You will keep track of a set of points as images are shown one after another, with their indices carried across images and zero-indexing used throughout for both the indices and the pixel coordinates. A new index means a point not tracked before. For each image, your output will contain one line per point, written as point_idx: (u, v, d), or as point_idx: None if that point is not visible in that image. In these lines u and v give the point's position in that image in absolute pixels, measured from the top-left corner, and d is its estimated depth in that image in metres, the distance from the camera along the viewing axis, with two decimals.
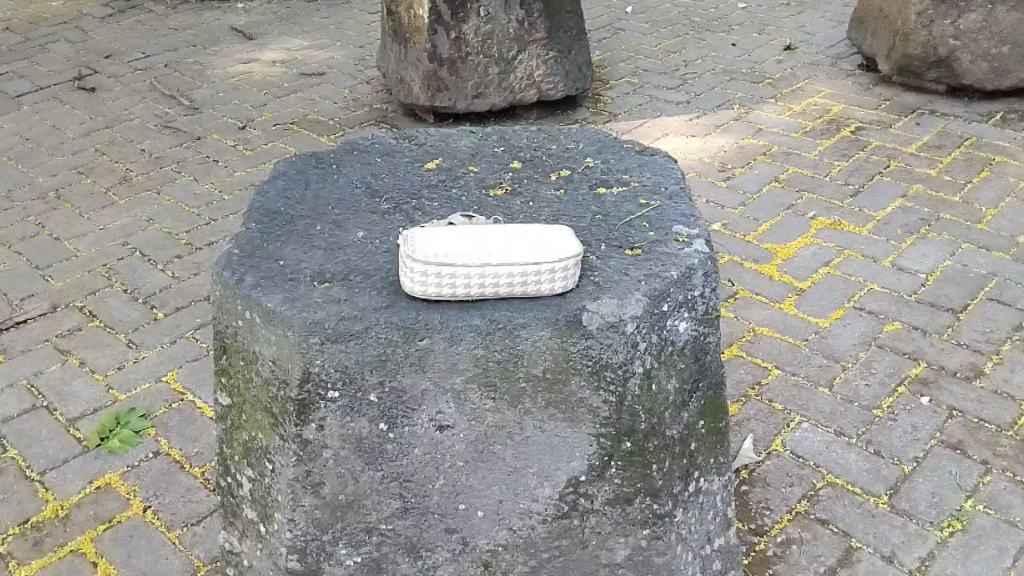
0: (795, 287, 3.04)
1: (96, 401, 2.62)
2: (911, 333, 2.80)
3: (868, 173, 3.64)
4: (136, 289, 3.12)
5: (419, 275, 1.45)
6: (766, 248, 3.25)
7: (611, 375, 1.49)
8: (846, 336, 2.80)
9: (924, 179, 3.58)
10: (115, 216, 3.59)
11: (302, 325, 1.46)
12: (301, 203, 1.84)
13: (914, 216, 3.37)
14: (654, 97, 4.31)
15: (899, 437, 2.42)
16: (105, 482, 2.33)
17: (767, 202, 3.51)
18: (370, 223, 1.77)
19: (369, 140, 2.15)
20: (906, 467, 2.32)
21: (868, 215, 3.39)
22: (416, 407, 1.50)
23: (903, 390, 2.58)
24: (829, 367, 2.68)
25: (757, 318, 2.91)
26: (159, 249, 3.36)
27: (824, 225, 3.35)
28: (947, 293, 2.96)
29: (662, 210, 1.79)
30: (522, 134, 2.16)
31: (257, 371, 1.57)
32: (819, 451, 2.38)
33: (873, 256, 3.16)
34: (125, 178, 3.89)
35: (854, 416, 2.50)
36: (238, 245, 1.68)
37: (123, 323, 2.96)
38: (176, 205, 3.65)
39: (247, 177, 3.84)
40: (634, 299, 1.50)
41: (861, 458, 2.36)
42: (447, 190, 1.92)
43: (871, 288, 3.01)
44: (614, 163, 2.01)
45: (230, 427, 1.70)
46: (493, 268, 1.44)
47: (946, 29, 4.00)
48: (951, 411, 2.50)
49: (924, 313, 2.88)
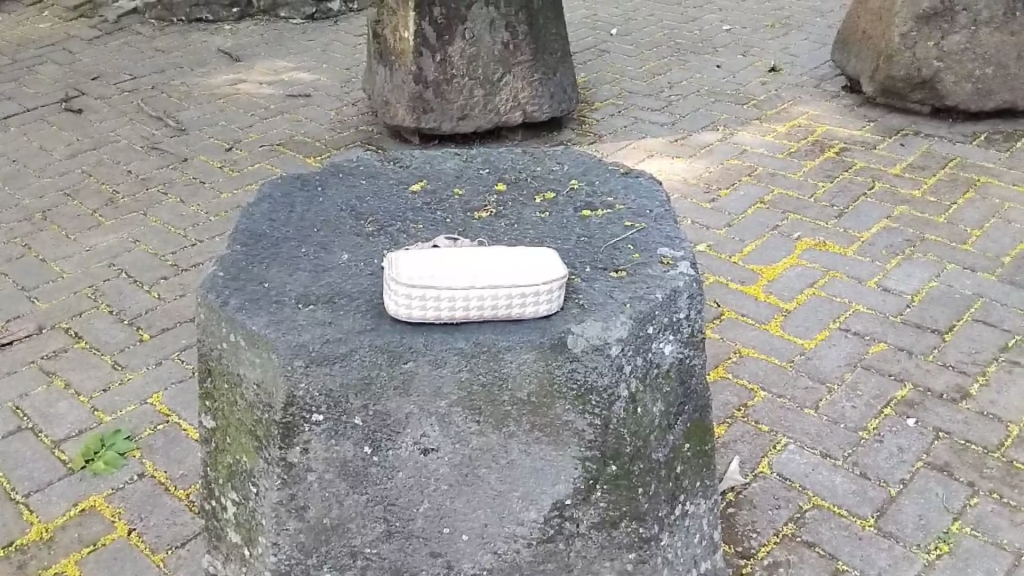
0: (781, 307, 3.06)
1: (81, 422, 2.60)
2: (897, 354, 2.81)
3: (853, 194, 3.67)
4: (122, 311, 3.11)
5: (404, 298, 1.45)
6: (751, 269, 3.26)
7: (596, 399, 1.50)
8: (832, 357, 2.81)
9: (908, 200, 3.60)
10: (101, 238, 3.58)
11: (286, 348, 1.45)
12: (286, 225, 1.84)
13: (899, 237, 3.39)
14: (639, 119, 4.34)
15: (886, 459, 2.42)
16: (89, 505, 2.31)
17: (752, 223, 3.52)
18: (356, 245, 1.77)
19: (354, 161, 2.15)
20: (893, 489, 2.33)
21: (852, 236, 3.41)
22: (401, 430, 1.49)
23: (889, 411, 2.59)
24: (814, 389, 2.69)
25: (743, 339, 2.92)
26: (146, 270, 3.35)
27: (810, 246, 3.37)
28: (932, 314, 2.98)
29: (647, 232, 1.80)
30: (507, 156, 2.17)
31: (242, 394, 1.56)
32: (805, 473, 2.38)
33: (858, 277, 3.18)
34: (112, 200, 3.87)
35: (840, 438, 2.50)
36: (223, 267, 1.68)
37: (109, 344, 2.94)
38: (162, 227, 3.64)
39: (235, 198, 3.84)
40: (618, 322, 1.50)
41: (848, 480, 2.36)
42: (433, 212, 1.92)
43: (857, 309, 3.02)
44: (598, 185, 2.02)
45: (215, 450, 1.69)
46: (478, 292, 1.44)
47: (929, 50, 4.04)
48: (938, 432, 2.51)
49: (909, 334, 2.90)
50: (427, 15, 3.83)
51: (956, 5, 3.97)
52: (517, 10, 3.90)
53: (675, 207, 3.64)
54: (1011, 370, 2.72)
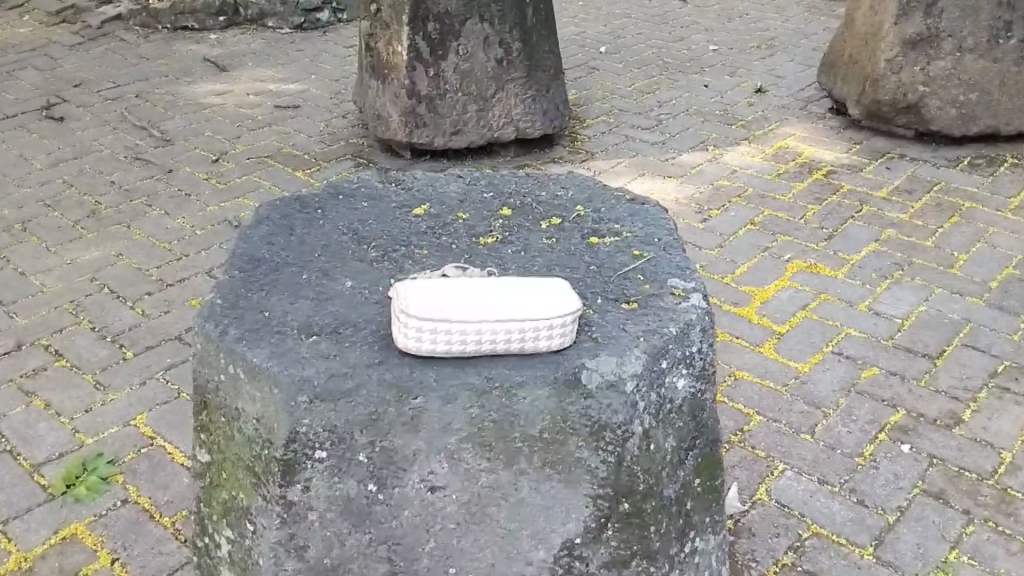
0: (774, 330, 3.03)
1: (62, 444, 2.53)
2: (890, 379, 2.79)
3: (842, 216, 3.66)
4: (105, 327, 3.04)
5: (413, 331, 1.40)
6: (743, 290, 3.24)
7: (610, 436, 1.45)
8: (827, 382, 2.78)
9: (897, 223, 3.60)
10: (83, 251, 3.51)
11: (290, 382, 1.41)
12: (285, 250, 1.79)
13: (888, 260, 3.38)
14: (629, 137, 4.32)
15: (882, 486, 2.40)
16: (70, 532, 2.25)
17: (744, 244, 3.50)
18: (358, 271, 1.72)
19: (353, 182, 2.11)
20: (890, 517, 2.30)
21: (842, 259, 3.40)
22: (407, 467, 1.44)
23: (884, 437, 2.57)
24: (810, 414, 2.66)
25: (737, 361, 2.89)
26: (130, 285, 3.28)
27: (801, 268, 3.35)
28: (925, 339, 2.96)
29: (656, 262, 1.76)
30: (510, 179, 2.13)
31: (240, 428, 1.50)
32: (803, 501, 2.35)
33: (849, 300, 3.16)
34: (94, 212, 3.80)
35: (836, 464, 2.47)
36: (221, 295, 1.62)
37: (90, 362, 2.87)
38: (146, 240, 3.58)
39: (221, 212, 3.78)
40: (633, 357, 1.46)
41: (845, 507, 2.33)
42: (437, 237, 1.88)
43: (849, 333, 3.00)
44: (604, 212, 1.98)
45: (209, 485, 1.64)
46: (490, 324, 1.40)
47: (916, 74, 4.04)
48: (932, 459, 2.48)
49: (902, 359, 2.88)
50: (420, 29, 3.81)
51: (942, 31, 3.98)
52: (511, 28, 3.88)
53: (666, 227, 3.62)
54: (1003, 397, 2.71)
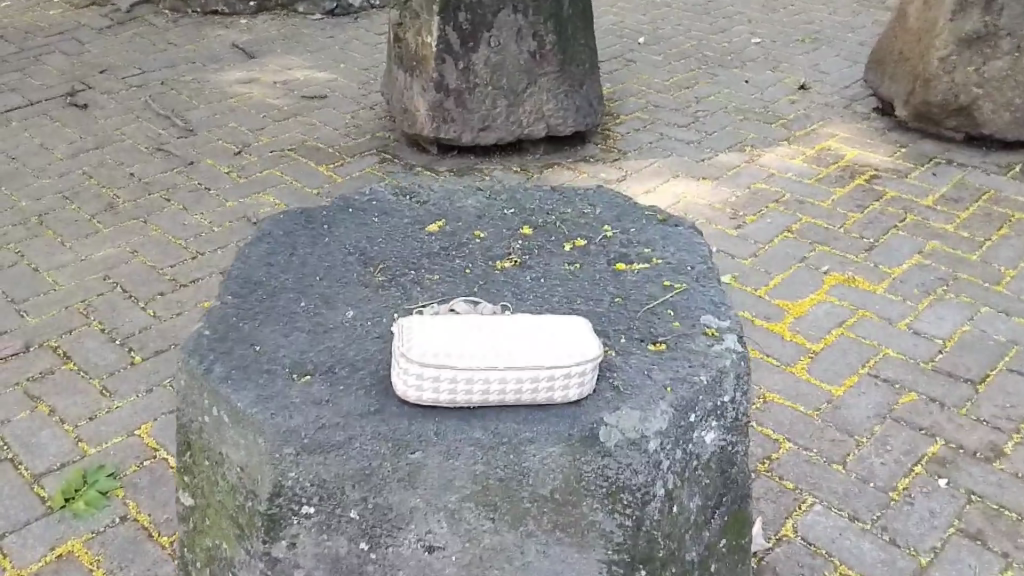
0: (807, 348, 2.86)
1: (63, 455, 2.43)
2: (929, 406, 2.61)
3: (884, 226, 3.47)
4: (114, 329, 2.94)
5: (414, 378, 1.26)
6: (777, 304, 3.07)
7: (629, 498, 1.30)
8: (862, 408, 2.61)
9: (941, 234, 3.41)
10: (98, 247, 3.41)
11: (274, 432, 1.28)
12: (284, 271, 1.66)
13: (931, 275, 3.19)
14: (664, 135, 4.15)
15: (916, 524, 2.24)
16: (66, 549, 2.15)
17: (780, 253, 3.33)
18: (361, 299, 1.59)
19: (364, 193, 1.98)
20: (923, 558, 2.15)
21: (883, 272, 3.21)
22: (403, 525, 1.31)
23: (920, 469, 2.40)
24: (842, 442, 2.49)
25: (767, 382, 2.73)
26: (143, 285, 3.17)
27: (838, 282, 3.17)
28: (969, 362, 2.78)
29: (688, 294, 1.59)
30: (534, 195, 1.98)
31: (223, 474, 1.40)
32: (832, 538, 2.20)
33: (889, 318, 2.98)
34: (112, 205, 3.70)
35: (868, 499, 2.31)
36: (209, 324, 1.50)
37: (98, 366, 2.77)
38: (162, 237, 3.47)
39: (240, 208, 3.67)
40: (658, 412, 1.30)
41: (876, 547, 2.18)
42: (450, 260, 1.73)
43: (887, 353, 2.83)
44: (634, 233, 1.82)
45: (194, 529, 1.53)
46: (500, 372, 1.25)
47: (969, 76, 3.84)
48: (971, 495, 2.32)
49: (944, 383, 2.70)
50: (451, 20, 3.66)
51: (1000, 30, 3.76)
52: (545, 19, 3.73)
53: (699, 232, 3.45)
54: None
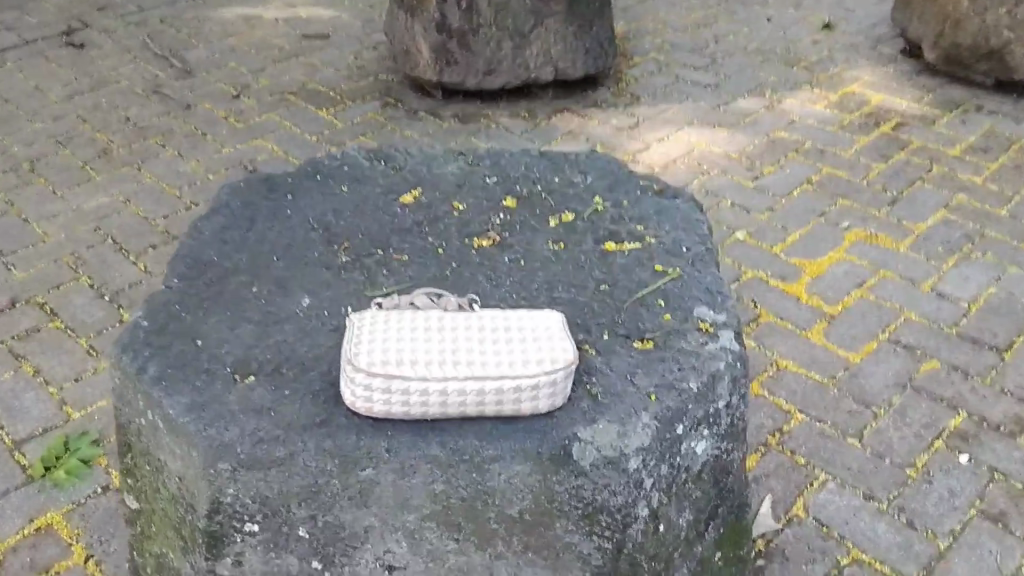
0: (825, 311, 2.65)
1: (46, 420, 2.18)
2: (951, 375, 2.41)
3: (909, 177, 3.26)
4: (104, 285, 2.67)
5: (362, 389, 1.14)
6: (793, 264, 2.86)
7: (607, 520, 1.17)
8: (880, 377, 2.41)
9: (969, 187, 3.20)
10: (88, 196, 3.15)
11: (207, 447, 1.17)
12: (237, 250, 1.53)
13: (957, 231, 2.98)
14: (680, 78, 3.93)
15: (935, 504, 2.07)
16: (46, 522, 1.94)
17: (798, 208, 3.12)
18: (321, 283, 1.46)
19: (336, 157, 1.83)
20: (942, 542, 1.99)
21: (906, 228, 3.00)
22: (358, 544, 1.21)
23: (940, 445, 2.22)
24: (858, 414, 2.30)
25: (781, 349, 2.52)
26: (135, 236, 2.91)
27: (859, 239, 2.96)
28: (995, 327, 2.58)
29: (682, 281, 1.44)
30: (521, 160, 1.82)
31: (165, 482, 1.30)
32: (846, 519, 2.05)
33: (911, 279, 2.77)
34: (104, 151, 3.44)
35: (885, 476, 2.14)
36: (148, 313, 1.39)
37: (85, 324, 2.51)
38: (156, 184, 3.22)
39: (238, 155, 3.40)
40: (639, 426, 1.17)
41: (892, 529, 2.02)
42: (423, 237, 1.58)
43: (909, 318, 2.61)
44: (627, 208, 1.66)
45: (141, 534, 1.44)
46: (458, 384, 1.12)
47: (1001, 18, 3.59)
48: (993, 473, 2.15)
49: (967, 351, 2.49)
50: None
51: None
52: None
53: (713, 183, 3.25)
54: None
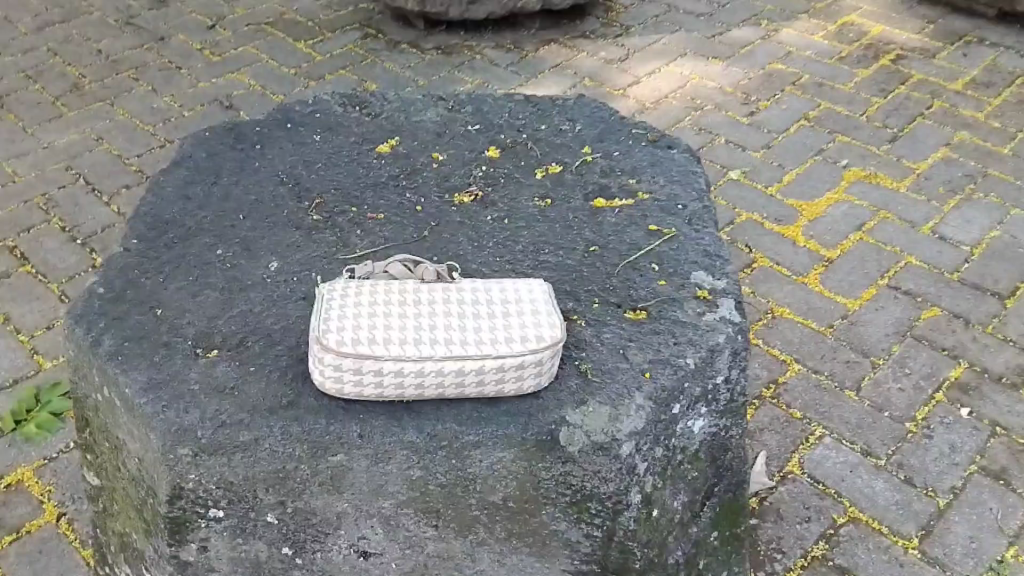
0: (822, 256, 2.53)
1: (16, 369, 2.03)
2: (952, 323, 2.31)
3: (909, 112, 3.12)
4: (76, 228, 2.49)
5: (332, 370, 1.04)
6: (790, 204, 2.72)
7: (596, 508, 1.09)
8: (879, 324, 2.30)
9: (971, 124, 3.07)
10: (58, 133, 2.95)
11: (165, 431, 1.07)
12: (201, 208, 1.42)
13: (958, 170, 2.85)
14: (673, 7, 3.76)
15: (933, 461, 1.96)
16: (15, 479, 1.78)
17: (796, 144, 2.97)
18: (290, 246, 1.35)
19: (307, 103, 1.71)
20: (942, 500, 1.88)
21: (907, 167, 2.87)
22: (330, 531, 1.13)
23: (941, 397, 2.11)
24: (857, 364, 2.19)
25: (776, 296, 2.40)
26: (109, 176, 2.72)
27: (858, 178, 2.82)
28: (998, 273, 2.46)
29: (678, 241, 1.34)
30: (505, 105, 1.70)
31: (124, 462, 1.22)
32: (842, 477, 1.93)
33: (912, 221, 2.64)
34: (76, 85, 3.23)
35: (884, 431, 2.03)
36: (105, 279, 1.28)
37: (57, 270, 2.34)
38: (129, 121, 3.00)
39: (215, 89, 3.19)
40: (632, 408, 1.08)
41: (891, 487, 1.91)
42: (400, 192, 1.48)
43: (909, 263, 2.50)
44: (619, 158, 1.55)
45: (103, 512, 1.37)
46: (436, 365, 1.03)
47: None
48: (994, 428, 2.04)
49: (968, 298, 2.38)
50: None
51: None
52: None
53: (708, 119, 3.09)
54: None
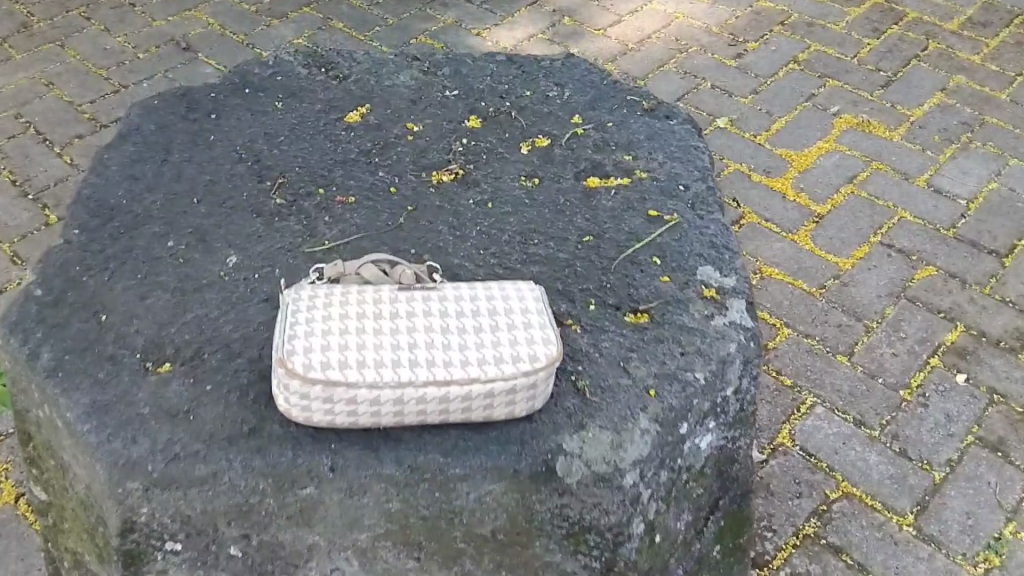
0: (813, 211, 2.28)
1: None
2: (948, 283, 2.09)
3: (903, 54, 2.86)
4: (26, 182, 2.22)
5: (299, 397, 0.92)
6: (779, 154, 2.47)
7: (595, 539, 0.99)
8: (872, 285, 2.08)
9: (968, 67, 2.82)
10: (4, 78, 2.57)
11: (112, 463, 0.95)
12: (150, 190, 1.28)
13: (953, 117, 2.61)
14: None
15: (928, 431, 1.78)
16: None
17: (785, 89, 2.70)
18: (250, 237, 1.21)
19: (268, 64, 1.55)
20: (937, 474, 1.70)
21: (901, 114, 2.62)
22: (299, 564, 1.00)
23: (936, 363, 1.91)
24: (849, 328, 1.98)
25: (765, 254, 2.16)
26: (60, 124, 2.40)
27: (849, 126, 2.57)
28: (996, 229, 2.24)
29: (681, 231, 1.22)
30: (486, 67, 1.56)
31: (72, 486, 1.09)
32: (834, 450, 1.74)
33: (906, 172, 2.41)
34: (24, 24, 2.81)
35: (877, 399, 1.83)
36: (43, 278, 1.14)
37: (6, 228, 2.10)
38: (81, 64, 2.63)
39: (170, 29, 2.79)
40: (637, 435, 0.98)
41: (884, 460, 1.72)
42: (371, 169, 1.33)
43: (903, 217, 2.26)
44: (615, 130, 1.42)
45: (54, 527, 1.24)
46: (417, 391, 0.91)
47: None
48: (993, 396, 1.85)
49: (965, 256, 2.16)
50: None
51: None
52: None
53: (692, 62, 2.80)
54: None
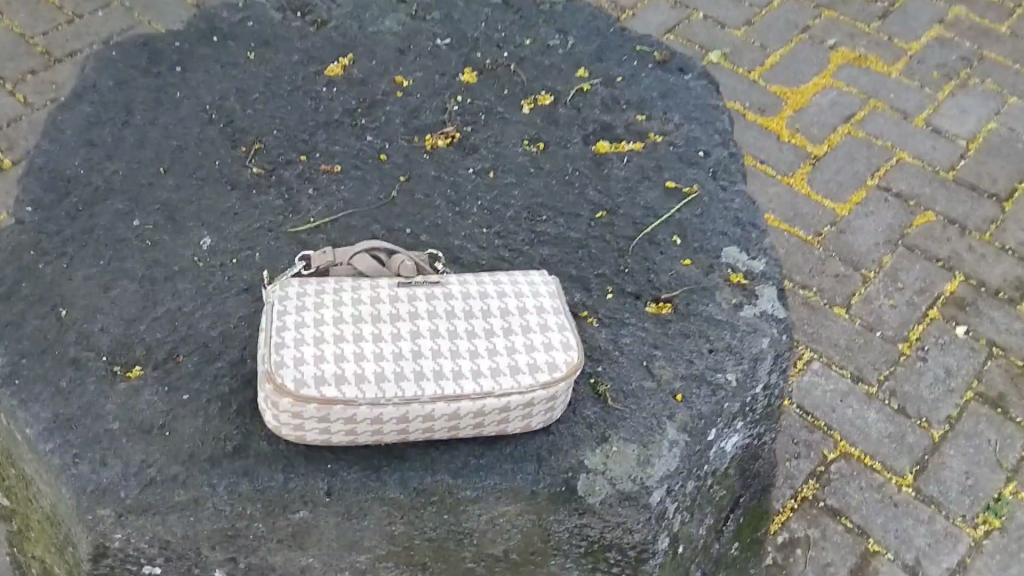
0: (808, 152, 2.09)
1: None
2: (947, 230, 1.94)
3: None
4: None
5: (289, 416, 0.81)
6: (772, 90, 2.23)
7: (615, 557, 0.91)
8: (870, 232, 1.93)
9: None
10: None
11: (79, 489, 0.84)
12: (111, 159, 1.14)
13: (952, 53, 2.36)
14: None
15: (926, 386, 1.67)
16: None
17: (777, 19, 2.42)
18: (225, 214, 1.09)
19: (237, 7, 1.40)
20: (936, 432, 1.61)
21: (899, 48, 2.36)
22: None
23: (935, 314, 1.78)
24: (847, 278, 1.83)
25: (757, 199, 1.98)
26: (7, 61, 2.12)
27: (845, 60, 2.33)
28: (995, 173, 2.07)
29: (704, 207, 1.12)
30: (481, 10, 1.42)
31: (37, 500, 0.98)
32: (833, 407, 1.63)
33: (905, 111, 2.19)
34: None
35: (875, 353, 1.71)
36: None
37: None
38: None
39: None
40: (665, 447, 0.90)
41: (883, 418, 1.62)
42: (357, 133, 1.20)
43: (902, 160, 2.07)
44: (625, 86, 1.30)
45: (19, 533, 1.14)
46: (424, 407, 0.81)
47: None
48: (992, 348, 1.74)
49: (964, 201, 2.01)
50: None
51: None
52: None
53: None
54: None
